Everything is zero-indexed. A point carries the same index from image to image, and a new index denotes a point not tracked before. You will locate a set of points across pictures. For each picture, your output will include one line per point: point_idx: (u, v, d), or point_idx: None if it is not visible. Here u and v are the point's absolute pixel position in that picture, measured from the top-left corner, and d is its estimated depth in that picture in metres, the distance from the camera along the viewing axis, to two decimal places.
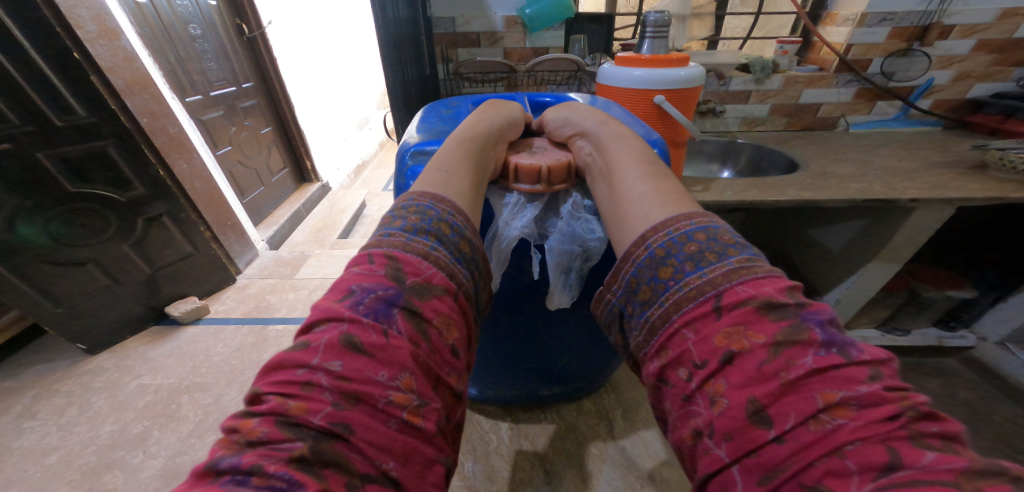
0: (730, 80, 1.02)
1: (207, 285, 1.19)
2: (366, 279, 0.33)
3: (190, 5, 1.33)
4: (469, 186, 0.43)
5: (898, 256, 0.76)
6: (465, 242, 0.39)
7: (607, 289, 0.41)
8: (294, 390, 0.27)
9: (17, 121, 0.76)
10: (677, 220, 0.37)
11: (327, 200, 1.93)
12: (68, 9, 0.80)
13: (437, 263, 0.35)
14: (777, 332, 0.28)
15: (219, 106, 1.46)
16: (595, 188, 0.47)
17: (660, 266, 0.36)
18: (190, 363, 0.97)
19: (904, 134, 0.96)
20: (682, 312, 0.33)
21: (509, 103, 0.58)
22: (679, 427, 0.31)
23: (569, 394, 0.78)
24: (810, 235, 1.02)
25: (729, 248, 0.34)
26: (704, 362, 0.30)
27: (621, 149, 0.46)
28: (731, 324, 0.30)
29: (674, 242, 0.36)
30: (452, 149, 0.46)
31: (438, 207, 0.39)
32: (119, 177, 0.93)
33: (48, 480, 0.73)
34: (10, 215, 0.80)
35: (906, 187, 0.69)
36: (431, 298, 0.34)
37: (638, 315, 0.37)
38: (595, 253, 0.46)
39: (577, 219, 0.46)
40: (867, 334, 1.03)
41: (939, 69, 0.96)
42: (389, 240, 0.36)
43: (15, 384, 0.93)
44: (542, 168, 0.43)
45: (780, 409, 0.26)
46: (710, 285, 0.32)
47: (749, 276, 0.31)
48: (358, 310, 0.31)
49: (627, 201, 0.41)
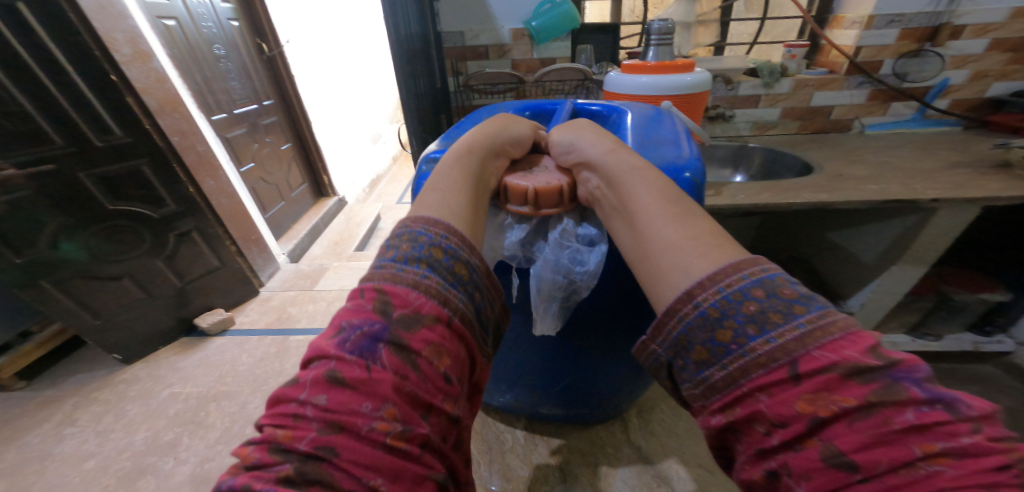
0: (738, 85, 1.03)
1: (233, 297, 1.23)
2: (355, 316, 0.33)
3: (214, 27, 1.40)
4: (467, 206, 0.42)
5: (924, 259, 0.75)
6: (462, 264, 0.38)
7: (649, 341, 0.36)
8: (286, 420, 0.28)
9: (61, 143, 0.82)
10: (726, 273, 0.32)
11: (344, 214, 1.98)
12: (106, 34, 0.85)
13: (427, 291, 0.35)
14: (866, 394, 0.25)
15: (242, 124, 1.52)
16: (610, 225, 0.42)
17: (716, 327, 0.31)
18: (217, 372, 1.00)
19: (922, 134, 0.95)
20: (750, 378, 0.29)
21: (518, 119, 0.55)
22: (748, 468, 0.29)
23: (574, 418, 0.74)
24: (830, 239, 1.00)
25: (795, 305, 0.29)
26: (782, 422, 0.27)
27: (637, 185, 0.41)
28: (813, 389, 0.26)
29: (729, 301, 0.31)
30: (451, 177, 0.44)
31: (431, 231, 0.39)
32: (153, 194, 0.98)
33: (87, 485, 0.76)
34: (56, 232, 0.86)
35: (927, 187, 0.68)
36: (420, 327, 0.33)
37: (692, 371, 0.33)
38: (582, 287, 0.43)
39: (565, 248, 0.43)
40: (897, 340, 0.98)
41: (954, 69, 0.95)
42: (381, 273, 0.36)
43: (56, 392, 0.97)
44: (528, 189, 0.40)
45: (867, 456, 0.24)
46: (782, 351, 0.28)
47: (826, 339, 0.27)
48: (344, 348, 0.31)
49: (657, 251, 0.36)
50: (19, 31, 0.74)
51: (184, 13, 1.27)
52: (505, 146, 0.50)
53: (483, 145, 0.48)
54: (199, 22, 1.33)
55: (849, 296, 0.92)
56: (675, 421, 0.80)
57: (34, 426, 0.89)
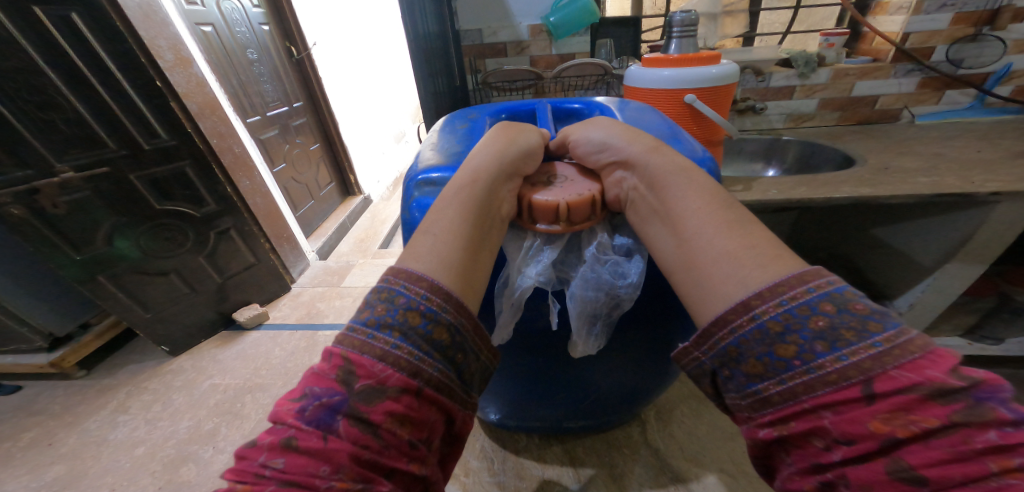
0: (769, 76, 0.99)
1: (267, 293, 1.28)
2: (318, 382, 0.32)
3: (247, 31, 1.45)
4: (462, 252, 0.39)
5: (982, 256, 0.71)
6: (441, 328, 0.35)
7: (693, 349, 0.36)
8: (247, 475, 0.28)
9: (114, 146, 0.87)
10: (789, 285, 0.31)
11: (369, 212, 2.02)
12: (151, 41, 0.89)
13: (395, 362, 0.32)
14: (947, 415, 0.24)
15: (274, 125, 1.58)
16: (646, 228, 0.41)
17: (777, 342, 0.30)
18: (252, 365, 1.04)
19: (978, 124, 0.89)
20: (814, 394, 0.28)
21: (525, 129, 0.51)
22: (796, 478, 0.29)
23: (598, 426, 0.72)
24: (876, 235, 0.96)
25: (869, 322, 0.28)
26: (849, 439, 0.26)
27: (680, 189, 0.40)
28: (888, 408, 0.25)
29: (794, 316, 0.30)
30: (450, 216, 0.41)
31: (411, 290, 0.35)
32: (195, 194, 1.02)
33: (138, 469, 0.81)
34: (110, 231, 0.91)
35: (985, 181, 0.64)
36: (383, 400, 0.31)
37: (741, 383, 0.32)
38: (625, 300, 0.42)
39: (603, 262, 0.41)
40: (949, 342, 0.89)
41: (1018, 54, 0.88)
42: (350, 338, 0.34)
43: (111, 381, 1.04)
44: (560, 204, 0.39)
45: (940, 472, 0.23)
46: (855, 369, 0.26)
47: (906, 358, 0.26)
48: (302, 417, 0.30)
49: (706, 258, 0.36)
50: (74, 41, 0.78)
51: (219, 19, 1.32)
52: (516, 167, 0.46)
53: (491, 172, 0.44)
54: (233, 27, 1.38)
55: (897, 296, 0.88)
56: (702, 422, 0.78)
57: (91, 412, 0.95)
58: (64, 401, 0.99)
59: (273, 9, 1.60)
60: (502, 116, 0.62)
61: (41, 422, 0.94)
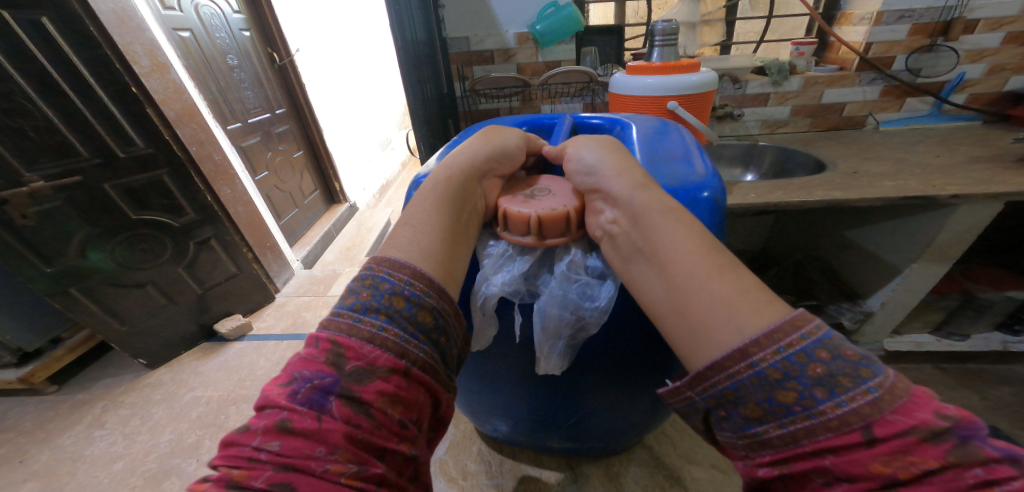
0: (746, 84, 1.03)
1: (250, 303, 1.26)
2: (307, 366, 0.31)
3: (227, 38, 1.44)
4: (440, 241, 0.39)
5: (945, 256, 0.74)
6: (426, 312, 0.35)
7: (686, 388, 0.33)
8: (240, 461, 0.27)
9: (88, 154, 0.85)
10: (784, 331, 0.29)
11: (356, 220, 2.01)
12: (125, 47, 0.88)
13: (383, 344, 0.32)
14: (942, 456, 0.24)
15: (256, 133, 1.56)
16: (633, 266, 0.38)
17: (777, 388, 0.28)
18: (236, 376, 1.02)
19: (940, 130, 0.94)
20: (816, 439, 0.27)
21: (506, 131, 0.52)
22: None
23: (601, 452, 0.68)
24: (848, 237, 0.99)
25: (861, 367, 0.27)
26: (850, 479, 0.25)
27: (672, 230, 0.36)
28: (888, 451, 0.24)
29: (792, 363, 0.28)
30: (425, 209, 0.41)
31: (394, 276, 0.36)
32: (174, 203, 1.00)
33: (116, 485, 0.78)
34: (82, 242, 0.89)
35: (946, 183, 0.68)
36: (374, 380, 0.31)
37: (739, 424, 0.31)
38: (591, 324, 0.40)
39: (573, 282, 0.40)
40: (921, 339, 0.96)
41: (970, 63, 0.93)
42: (337, 322, 0.33)
43: (86, 397, 1.00)
44: (531, 217, 0.38)
45: None
46: (855, 415, 0.26)
47: (898, 402, 0.25)
48: (294, 399, 0.29)
49: (699, 305, 0.33)
50: (44, 47, 0.77)
51: (198, 25, 1.31)
52: (491, 165, 0.47)
53: (464, 168, 0.45)
54: (212, 33, 1.37)
55: (870, 294, 0.91)
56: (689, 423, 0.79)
57: (65, 428, 0.92)
58: (36, 418, 0.95)
59: (254, 15, 1.59)
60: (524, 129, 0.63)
61: (11, 440, 0.90)
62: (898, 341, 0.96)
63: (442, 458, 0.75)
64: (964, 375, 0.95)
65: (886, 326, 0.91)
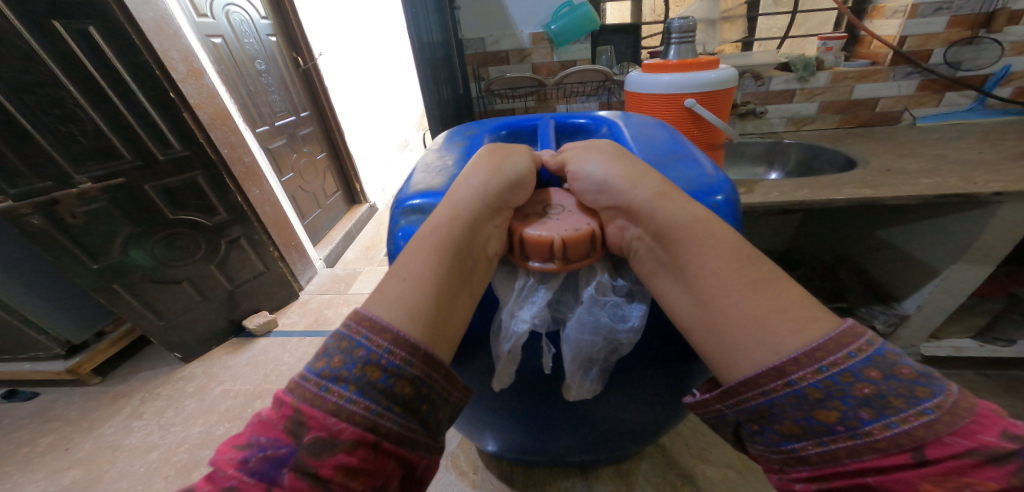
0: (769, 81, 1.00)
1: (276, 300, 1.29)
2: (264, 431, 0.30)
3: (256, 43, 1.49)
4: (437, 296, 0.35)
5: (989, 256, 0.71)
6: (405, 382, 0.32)
7: (715, 401, 0.33)
8: None
9: (130, 158, 0.90)
10: (828, 350, 0.28)
11: (375, 220, 2.04)
12: (164, 54, 0.92)
13: (350, 417, 0.29)
14: (1001, 478, 0.23)
15: (282, 135, 1.61)
16: (657, 280, 0.37)
17: (817, 408, 0.28)
18: (262, 371, 1.06)
19: (981, 125, 0.89)
20: (859, 458, 0.27)
21: (515, 152, 0.46)
22: None
23: (609, 459, 0.66)
24: (880, 237, 0.95)
25: (917, 387, 0.26)
26: None
27: (699, 244, 0.35)
28: (939, 472, 0.24)
29: (835, 383, 0.27)
30: (426, 262, 0.37)
31: (372, 341, 0.32)
32: (207, 204, 1.04)
33: (151, 475, 0.81)
34: (125, 240, 0.94)
35: (987, 181, 0.65)
36: (335, 454, 0.28)
37: (774, 440, 0.31)
38: (624, 345, 0.38)
39: (603, 305, 0.37)
40: (961, 344, 0.91)
41: (1015, 55, 0.89)
42: (302, 388, 0.31)
43: (125, 388, 1.05)
44: (554, 241, 0.33)
45: None
46: (906, 437, 0.25)
47: (958, 424, 0.25)
48: (244, 468, 0.28)
49: (732, 323, 0.32)
50: (92, 54, 0.81)
51: (229, 31, 1.36)
52: (504, 196, 0.41)
53: (475, 210, 0.40)
54: (242, 39, 1.42)
55: (905, 297, 0.88)
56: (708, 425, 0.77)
57: (107, 417, 0.97)
58: (81, 407, 1.01)
59: (280, 21, 1.64)
60: (501, 133, 0.60)
61: (58, 428, 0.95)
62: (935, 347, 0.91)
63: (455, 451, 0.76)
64: (1006, 382, 0.90)
65: (921, 330, 0.88)
